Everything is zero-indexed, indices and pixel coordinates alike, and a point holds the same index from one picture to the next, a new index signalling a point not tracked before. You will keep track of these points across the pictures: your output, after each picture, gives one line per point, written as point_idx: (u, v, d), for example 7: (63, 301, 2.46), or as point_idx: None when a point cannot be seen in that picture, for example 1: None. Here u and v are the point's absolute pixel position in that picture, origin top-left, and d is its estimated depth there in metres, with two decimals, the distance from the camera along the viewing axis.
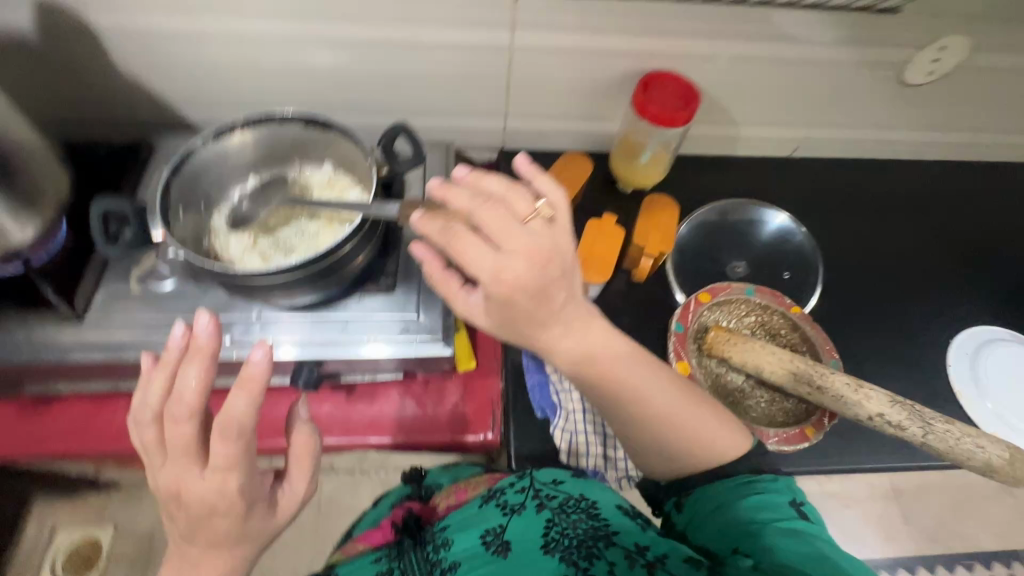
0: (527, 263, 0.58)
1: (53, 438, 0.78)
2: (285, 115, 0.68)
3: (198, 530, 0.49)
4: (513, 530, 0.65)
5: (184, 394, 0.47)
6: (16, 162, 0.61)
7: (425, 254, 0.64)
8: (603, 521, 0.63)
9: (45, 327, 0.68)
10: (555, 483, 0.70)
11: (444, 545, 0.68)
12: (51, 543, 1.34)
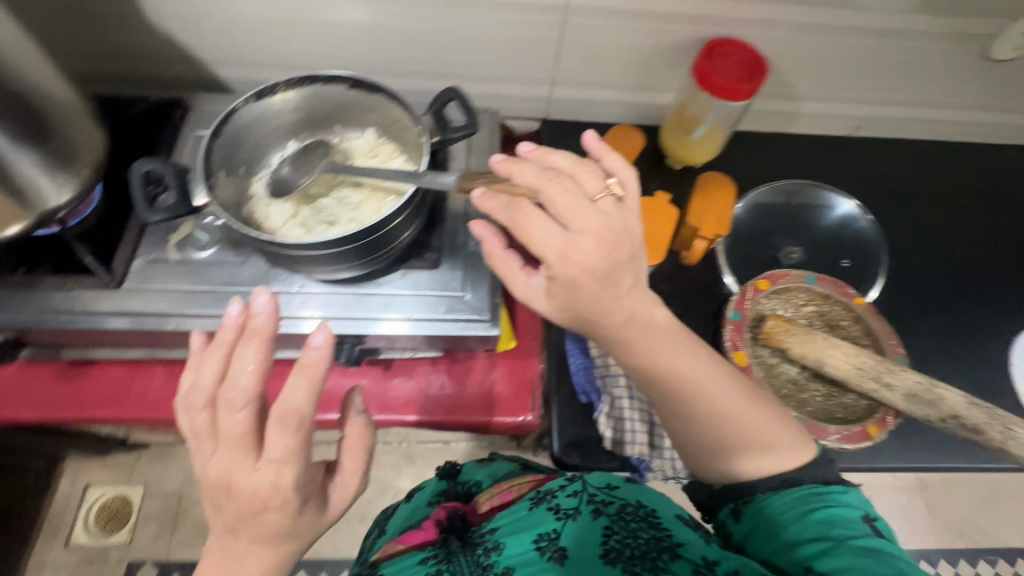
0: (598, 242, 0.56)
1: (85, 403, 0.76)
2: (330, 76, 0.64)
3: (245, 525, 0.47)
4: (569, 535, 0.63)
5: (240, 379, 0.45)
6: (50, 120, 0.58)
7: (486, 234, 0.62)
8: (663, 531, 0.62)
9: (79, 293, 0.64)
10: (609, 488, 0.68)
11: (496, 547, 0.66)
12: (85, 498, 1.37)
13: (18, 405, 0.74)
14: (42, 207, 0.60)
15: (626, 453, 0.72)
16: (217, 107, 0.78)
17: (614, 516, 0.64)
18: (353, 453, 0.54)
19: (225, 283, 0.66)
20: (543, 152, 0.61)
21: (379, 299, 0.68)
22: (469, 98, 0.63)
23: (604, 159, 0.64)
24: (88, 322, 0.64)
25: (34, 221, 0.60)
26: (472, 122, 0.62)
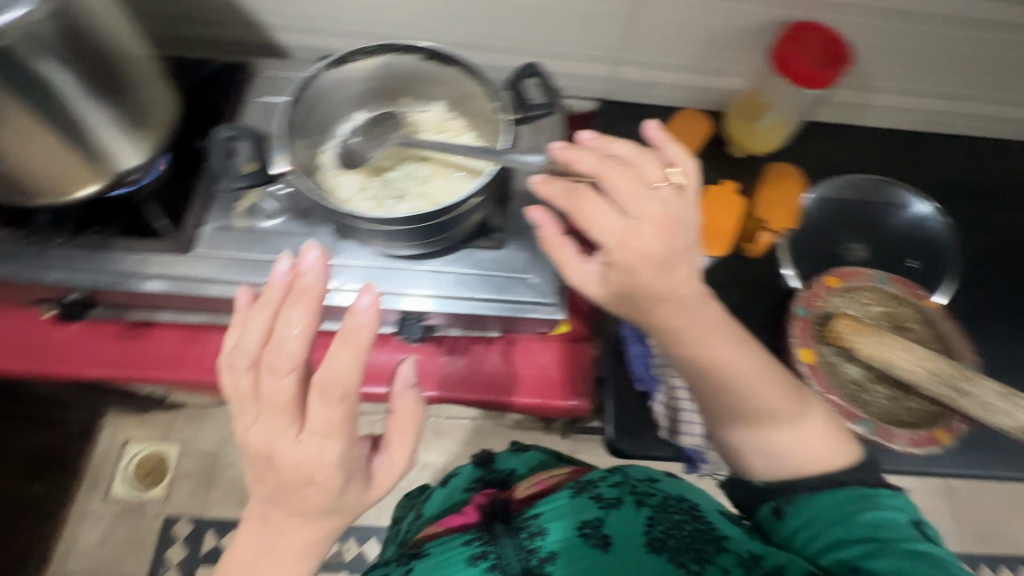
0: (656, 231, 0.52)
1: (147, 363, 0.77)
2: (407, 46, 0.63)
3: (287, 498, 0.45)
4: (613, 524, 0.60)
5: (286, 343, 0.44)
6: (131, 81, 0.57)
7: (542, 218, 0.58)
8: (710, 524, 0.59)
9: (150, 255, 0.65)
10: (650, 482, 0.67)
11: (538, 532, 0.61)
12: (123, 453, 1.36)
13: (80, 360, 0.76)
14: (116, 171, 0.60)
15: (681, 443, 0.71)
16: (281, 74, 0.77)
17: (656, 507, 0.62)
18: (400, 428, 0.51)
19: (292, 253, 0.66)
20: (604, 138, 0.57)
21: (444, 276, 0.67)
22: (551, 77, 0.63)
23: (663, 148, 0.59)
24: (159, 286, 0.64)
25: (106, 183, 0.60)
26: (552, 103, 0.61)
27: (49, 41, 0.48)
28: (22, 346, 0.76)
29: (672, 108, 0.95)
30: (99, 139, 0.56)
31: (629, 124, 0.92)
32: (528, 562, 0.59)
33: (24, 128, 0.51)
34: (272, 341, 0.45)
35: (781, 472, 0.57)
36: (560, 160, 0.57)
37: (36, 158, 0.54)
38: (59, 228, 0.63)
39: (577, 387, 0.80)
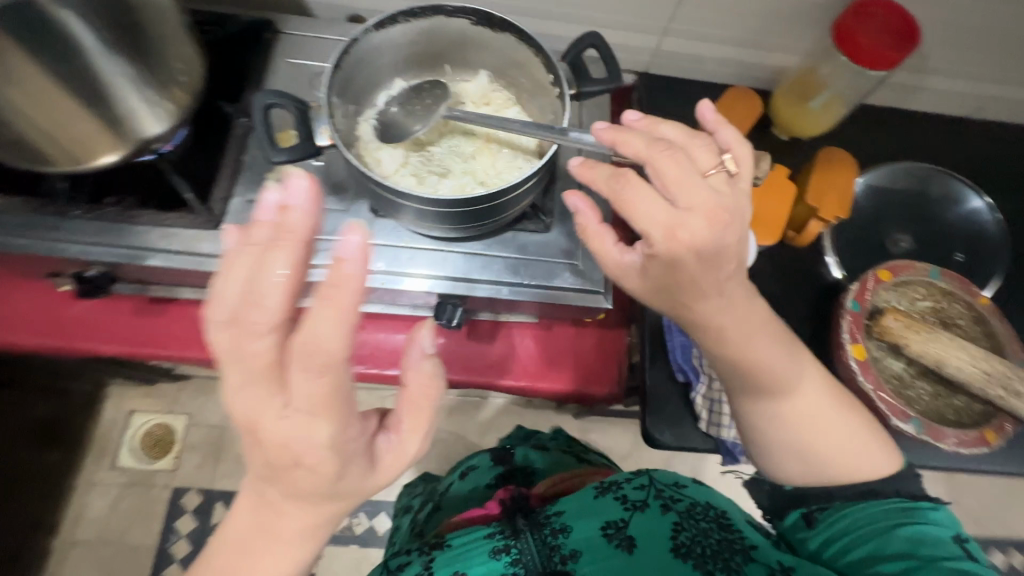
0: (709, 227, 0.44)
1: (166, 340, 0.73)
2: (455, 9, 0.57)
3: (279, 478, 0.36)
4: (638, 527, 0.57)
5: (264, 297, 0.31)
6: (165, 41, 0.52)
7: (580, 205, 0.49)
8: (739, 534, 0.56)
9: (174, 227, 0.60)
10: (677, 487, 0.62)
11: (561, 529, 0.58)
12: (128, 426, 1.26)
13: (96, 335, 0.72)
14: (137, 138, 0.55)
15: (721, 436, 0.70)
16: (310, 36, 0.71)
17: (684, 513, 0.57)
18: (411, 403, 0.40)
19: (325, 232, 0.62)
20: (652, 119, 0.49)
21: (483, 260, 0.63)
22: (610, 45, 0.57)
23: (717, 132, 0.49)
24: (186, 263, 0.60)
25: (127, 151, 0.56)
26: (614, 74, 0.57)
27: None
28: (31, 318, 0.72)
29: (715, 85, 0.90)
30: (123, 105, 0.52)
31: (671, 100, 0.88)
32: (548, 560, 0.56)
33: (43, 88, 0.46)
34: (247, 284, 0.31)
35: (815, 478, 0.54)
36: (602, 142, 0.48)
37: (55, 122, 0.49)
38: (81, 197, 0.59)
39: (612, 376, 0.79)
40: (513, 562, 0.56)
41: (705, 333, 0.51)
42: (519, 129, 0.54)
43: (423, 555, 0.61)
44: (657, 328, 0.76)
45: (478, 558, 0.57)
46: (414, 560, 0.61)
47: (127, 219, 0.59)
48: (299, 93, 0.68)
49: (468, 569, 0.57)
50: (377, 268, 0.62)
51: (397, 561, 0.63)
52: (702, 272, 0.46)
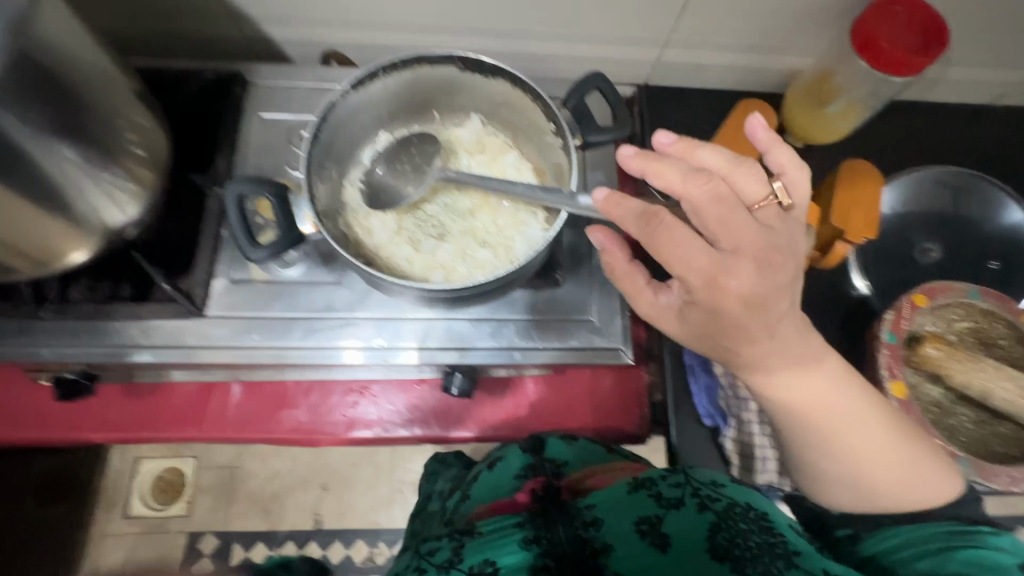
0: (755, 267, 0.40)
1: (163, 421, 0.69)
2: (440, 56, 0.52)
3: None
4: (675, 524, 0.47)
5: None
6: (114, 127, 0.47)
7: (606, 242, 0.45)
8: (785, 539, 0.46)
9: (154, 320, 0.56)
10: (715, 484, 0.51)
11: (591, 520, 0.50)
12: (137, 470, 1.11)
13: (87, 423, 0.68)
14: (105, 232, 0.51)
15: (755, 482, 0.66)
16: (282, 87, 0.65)
17: (724, 512, 0.47)
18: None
19: (317, 308, 0.58)
20: (689, 143, 0.44)
21: (492, 325, 0.59)
22: (617, 88, 0.52)
23: (768, 152, 0.45)
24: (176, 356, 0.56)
25: (98, 246, 0.51)
26: (625, 119, 0.51)
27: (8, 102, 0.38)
28: (13, 414, 0.67)
29: (721, 93, 0.84)
30: (87, 203, 0.47)
31: (676, 113, 0.82)
32: (581, 554, 0.47)
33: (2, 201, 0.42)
34: None
35: (867, 502, 0.49)
36: (630, 170, 0.43)
37: (20, 229, 0.45)
38: (43, 299, 0.54)
39: (634, 418, 0.74)
40: (544, 554, 0.47)
41: (775, 390, 0.46)
42: (526, 194, 0.49)
43: (454, 539, 0.51)
44: (679, 367, 0.71)
45: (507, 548, 0.48)
46: (443, 544, 0.50)
47: (99, 316, 0.54)
48: (275, 152, 0.63)
49: (499, 556, 0.47)
50: (378, 343, 0.57)
51: (429, 543, 0.52)
52: (769, 328, 0.42)
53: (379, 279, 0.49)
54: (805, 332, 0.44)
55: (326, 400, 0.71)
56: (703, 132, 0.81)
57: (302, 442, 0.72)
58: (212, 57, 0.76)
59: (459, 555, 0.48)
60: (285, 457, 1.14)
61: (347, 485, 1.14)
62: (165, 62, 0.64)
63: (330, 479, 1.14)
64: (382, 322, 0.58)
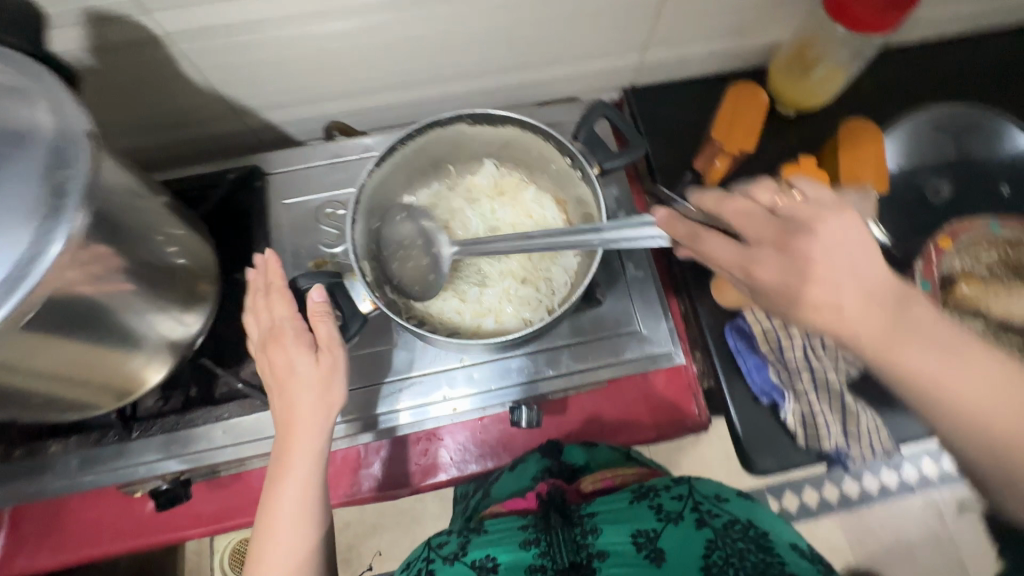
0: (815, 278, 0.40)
1: (250, 507, 0.71)
2: (451, 117, 0.54)
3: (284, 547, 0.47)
4: (670, 539, 0.56)
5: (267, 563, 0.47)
6: (173, 261, 0.51)
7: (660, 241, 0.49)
8: (776, 556, 0.53)
9: (233, 417, 0.60)
10: (717, 499, 0.61)
11: (592, 530, 0.59)
12: (215, 545, 1.13)
13: (177, 522, 0.70)
14: (176, 349, 0.55)
15: (823, 447, 0.67)
16: (298, 169, 0.68)
17: (720, 530, 0.56)
18: (300, 383, 0.49)
19: (380, 375, 0.61)
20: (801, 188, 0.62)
21: (546, 354, 0.62)
22: (622, 111, 0.55)
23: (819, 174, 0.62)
24: (260, 445, 0.60)
25: (170, 363, 0.55)
26: (637, 140, 0.54)
27: (101, 270, 0.41)
28: (105, 530, 0.69)
29: (706, 78, 0.86)
30: (157, 331, 0.51)
31: (666, 108, 0.84)
32: (577, 556, 0.56)
33: (83, 358, 0.45)
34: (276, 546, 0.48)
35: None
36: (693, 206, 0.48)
37: (105, 374, 0.49)
38: (131, 421, 0.58)
39: (693, 408, 0.76)
40: (541, 555, 0.57)
41: None
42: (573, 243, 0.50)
43: (461, 535, 0.62)
44: (725, 353, 0.73)
45: (509, 546, 0.58)
46: (452, 538, 0.61)
47: (185, 424, 0.59)
48: (306, 233, 0.66)
49: (500, 552, 0.57)
50: (445, 395, 0.61)
51: (437, 537, 0.62)
52: None
53: (432, 338, 0.52)
54: (943, 336, 0.40)
55: (399, 454, 0.74)
56: (695, 119, 0.83)
57: (384, 497, 0.74)
58: (219, 149, 0.80)
59: (464, 549, 0.59)
60: (353, 506, 1.17)
61: (416, 521, 1.16)
62: (183, 170, 0.67)
63: (400, 520, 1.16)
64: (444, 375, 0.61)
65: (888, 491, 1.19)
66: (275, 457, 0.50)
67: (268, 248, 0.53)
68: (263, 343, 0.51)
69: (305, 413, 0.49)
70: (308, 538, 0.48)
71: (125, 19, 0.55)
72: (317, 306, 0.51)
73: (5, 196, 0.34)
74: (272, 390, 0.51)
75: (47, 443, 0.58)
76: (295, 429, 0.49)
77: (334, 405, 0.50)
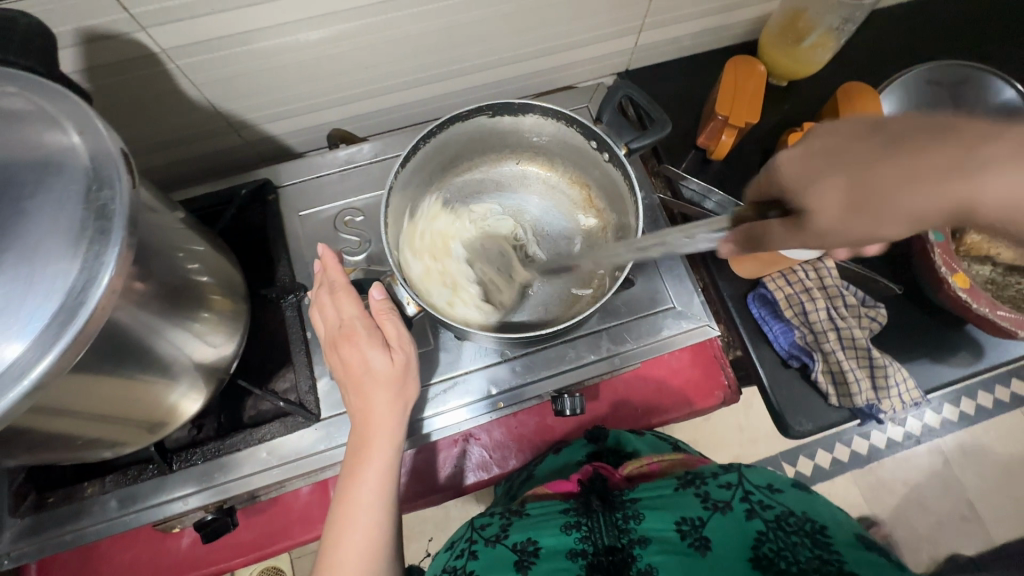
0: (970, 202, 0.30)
1: (290, 530, 0.69)
2: (472, 110, 0.55)
3: (349, 539, 0.47)
4: (716, 529, 0.55)
5: (340, 554, 0.47)
6: (200, 283, 0.49)
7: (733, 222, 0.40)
8: (834, 551, 0.50)
9: (274, 440, 0.58)
10: (770, 490, 0.58)
11: (634, 515, 0.59)
12: None
13: (216, 554, 0.68)
14: (210, 374, 0.53)
15: (856, 404, 0.68)
16: (309, 180, 0.67)
17: (771, 522, 0.54)
18: (374, 381, 0.50)
19: (425, 378, 0.61)
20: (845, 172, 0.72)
21: (587, 340, 0.63)
22: (644, 91, 0.57)
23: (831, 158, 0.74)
24: (303, 463, 0.58)
25: (204, 388, 0.53)
26: (661, 118, 0.55)
27: (133, 293, 0.39)
28: (140, 572, 0.66)
29: (699, 57, 0.87)
30: (191, 358, 0.49)
31: (663, 89, 0.85)
32: (617, 541, 0.57)
33: (116, 393, 0.43)
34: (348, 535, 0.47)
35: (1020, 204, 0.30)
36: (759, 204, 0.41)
37: (141, 406, 0.47)
38: (168, 453, 0.56)
39: (723, 379, 0.75)
40: (582, 539, 0.57)
41: None
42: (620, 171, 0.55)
43: (503, 517, 0.63)
44: (750, 322, 0.74)
45: (550, 530, 0.59)
46: (494, 521, 0.63)
47: (226, 450, 0.57)
48: (325, 244, 0.65)
49: (540, 537, 0.58)
50: (491, 391, 0.61)
51: (481, 519, 0.65)
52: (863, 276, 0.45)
53: (468, 332, 0.51)
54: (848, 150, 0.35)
55: (434, 458, 0.72)
56: (694, 98, 0.84)
57: (420, 504, 0.73)
58: (216, 167, 0.77)
59: (505, 531, 0.60)
60: None
61: (443, 527, 1.13)
62: (190, 191, 0.65)
63: (426, 529, 1.13)
64: (488, 372, 0.62)
65: (895, 444, 1.22)
66: (351, 453, 0.50)
67: (324, 245, 0.53)
68: (334, 341, 0.51)
69: (381, 412, 0.50)
70: (382, 533, 0.48)
71: (117, 37, 0.52)
72: (378, 305, 0.52)
73: (48, 224, 0.32)
74: (348, 385, 0.51)
75: (83, 486, 0.56)
76: (375, 425, 0.50)
77: (409, 400, 0.52)
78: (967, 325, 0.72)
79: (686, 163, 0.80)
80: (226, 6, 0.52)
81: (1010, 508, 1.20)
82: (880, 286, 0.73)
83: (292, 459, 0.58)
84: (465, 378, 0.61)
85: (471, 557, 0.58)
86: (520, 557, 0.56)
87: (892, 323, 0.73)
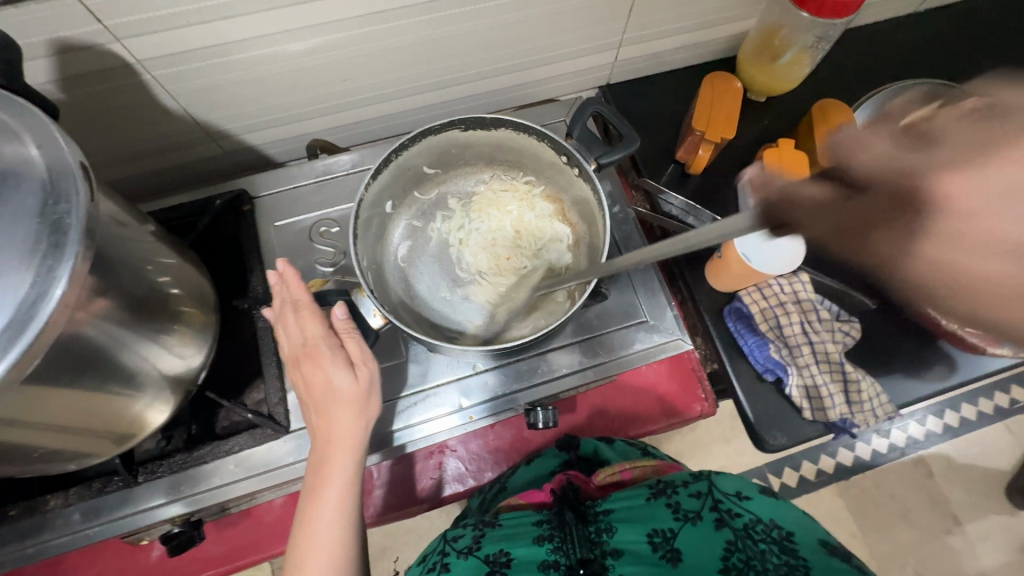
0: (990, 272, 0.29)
1: (262, 541, 0.68)
2: (444, 124, 0.56)
3: (315, 557, 0.47)
4: (687, 539, 0.55)
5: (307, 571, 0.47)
6: (169, 295, 0.49)
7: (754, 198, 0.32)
8: (800, 557, 0.52)
9: (242, 451, 0.58)
10: (738, 498, 0.59)
11: (607, 528, 0.59)
12: None
13: (187, 566, 0.67)
14: (178, 385, 0.53)
15: (829, 419, 0.69)
16: (285, 190, 0.67)
17: (740, 531, 0.55)
18: (336, 401, 0.50)
19: (394, 392, 0.61)
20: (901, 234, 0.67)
21: (559, 354, 0.63)
22: (614, 107, 0.58)
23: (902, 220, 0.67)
24: (274, 474, 0.58)
25: (171, 400, 0.53)
26: (630, 133, 0.56)
27: (96, 305, 0.39)
28: None
29: (679, 71, 0.88)
30: (158, 369, 0.49)
31: (643, 102, 0.86)
32: (590, 553, 0.57)
33: (76, 407, 0.43)
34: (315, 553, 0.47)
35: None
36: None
37: (106, 418, 0.47)
38: (134, 465, 0.56)
39: (699, 392, 0.75)
40: (555, 551, 0.57)
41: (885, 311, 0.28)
42: (590, 183, 0.55)
43: (475, 529, 0.62)
44: (728, 335, 0.75)
45: (524, 541, 0.59)
46: (466, 531, 0.62)
47: (193, 463, 0.57)
48: (300, 254, 0.65)
49: (514, 548, 0.58)
50: (463, 404, 0.61)
51: (454, 530, 0.64)
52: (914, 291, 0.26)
53: (440, 346, 0.51)
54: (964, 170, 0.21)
55: (409, 470, 0.71)
56: (674, 112, 0.85)
57: (395, 517, 0.72)
58: (197, 174, 0.77)
59: (477, 543, 0.59)
60: None
61: (424, 539, 1.12)
62: (165, 200, 0.65)
63: (408, 540, 1.12)
64: (461, 385, 0.62)
65: (880, 456, 1.23)
66: (314, 469, 0.50)
67: (280, 262, 0.53)
68: (297, 359, 0.51)
69: (342, 430, 0.50)
70: (347, 551, 0.48)
71: (91, 48, 0.52)
72: (341, 325, 0.52)
73: (2, 238, 0.33)
74: (309, 405, 0.51)
75: (45, 498, 0.55)
76: (336, 442, 0.50)
77: (371, 418, 0.52)
78: (939, 341, 0.73)
79: (665, 177, 0.81)
80: (203, 19, 0.53)
81: (993, 520, 1.20)
82: (855, 300, 0.73)
83: (261, 472, 0.58)
84: (437, 392, 0.61)
85: (444, 571, 0.58)
86: (493, 569, 0.56)
87: (868, 338, 0.73)
